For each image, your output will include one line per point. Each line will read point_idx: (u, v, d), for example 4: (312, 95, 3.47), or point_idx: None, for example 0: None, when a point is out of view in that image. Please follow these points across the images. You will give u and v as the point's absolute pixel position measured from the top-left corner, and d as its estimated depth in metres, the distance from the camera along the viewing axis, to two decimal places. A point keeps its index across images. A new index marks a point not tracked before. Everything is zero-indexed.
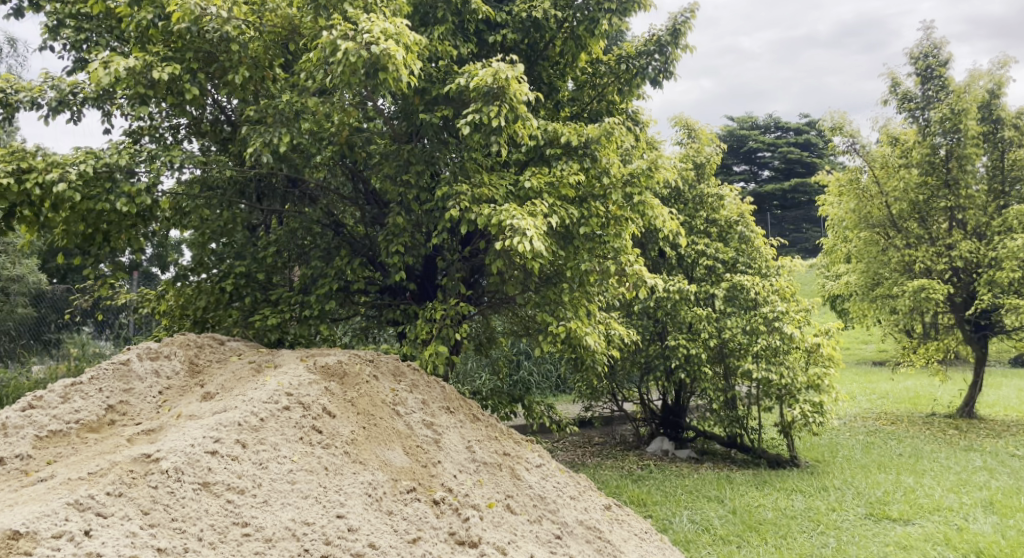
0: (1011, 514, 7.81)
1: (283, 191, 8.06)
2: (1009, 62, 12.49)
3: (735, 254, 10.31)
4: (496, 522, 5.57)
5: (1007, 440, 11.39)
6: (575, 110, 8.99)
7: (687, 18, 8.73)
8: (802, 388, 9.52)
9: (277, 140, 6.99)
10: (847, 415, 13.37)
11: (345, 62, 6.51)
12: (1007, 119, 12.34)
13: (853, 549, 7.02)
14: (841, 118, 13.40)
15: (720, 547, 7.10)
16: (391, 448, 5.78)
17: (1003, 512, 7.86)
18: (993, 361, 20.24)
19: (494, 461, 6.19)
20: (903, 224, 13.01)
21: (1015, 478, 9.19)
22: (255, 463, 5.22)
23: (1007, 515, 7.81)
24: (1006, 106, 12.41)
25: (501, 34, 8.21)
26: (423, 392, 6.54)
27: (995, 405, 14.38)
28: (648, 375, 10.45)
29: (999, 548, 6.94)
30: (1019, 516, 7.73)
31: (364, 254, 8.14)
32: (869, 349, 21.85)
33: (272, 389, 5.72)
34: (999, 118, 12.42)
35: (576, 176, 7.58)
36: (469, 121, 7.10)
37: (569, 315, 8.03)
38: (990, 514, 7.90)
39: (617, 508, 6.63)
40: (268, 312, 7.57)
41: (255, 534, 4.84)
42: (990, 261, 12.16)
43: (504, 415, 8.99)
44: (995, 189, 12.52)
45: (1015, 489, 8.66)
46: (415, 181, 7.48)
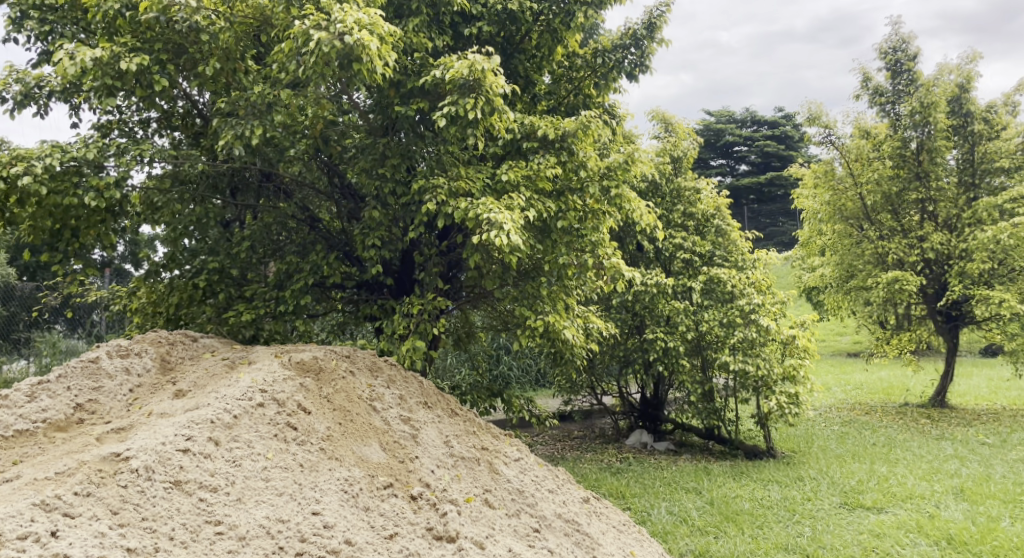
0: (981, 501, 7.90)
1: (257, 185, 7.97)
2: (977, 57, 12.57)
3: (712, 247, 10.37)
4: (474, 516, 5.56)
5: (978, 428, 11.52)
6: (552, 103, 8.95)
7: (663, 12, 8.78)
8: (778, 380, 9.62)
9: (249, 132, 6.90)
10: (822, 406, 13.47)
11: (319, 53, 6.45)
12: (976, 113, 12.45)
13: (828, 538, 7.05)
14: (812, 112, 13.43)
15: (697, 538, 7.12)
16: (368, 444, 5.76)
17: (973, 500, 7.95)
18: (964, 352, 20.43)
19: (472, 456, 6.17)
20: (876, 216, 13.06)
21: (985, 465, 9.30)
22: (228, 460, 5.17)
23: (977, 502, 7.90)
24: (976, 100, 12.51)
25: (477, 25, 8.18)
26: (400, 387, 6.50)
27: (965, 394, 14.56)
28: (627, 367, 10.47)
29: (969, 535, 7.02)
30: (988, 503, 7.82)
31: (340, 249, 8.09)
32: (844, 340, 22.01)
33: (246, 385, 5.66)
34: (969, 111, 12.51)
35: (553, 169, 7.58)
36: (445, 113, 7.08)
37: (547, 308, 8.04)
38: (960, 501, 7.98)
39: (595, 501, 6.64)
40: (242, 308, 7.52)
41: (229, 533, 4.78)
42: (961, 253, 12.25)
43: (483, 410, 9.03)
44: (965, 182, 12.61)
45: (985, 476, 8.75)
46: (391, 174, 7.47)
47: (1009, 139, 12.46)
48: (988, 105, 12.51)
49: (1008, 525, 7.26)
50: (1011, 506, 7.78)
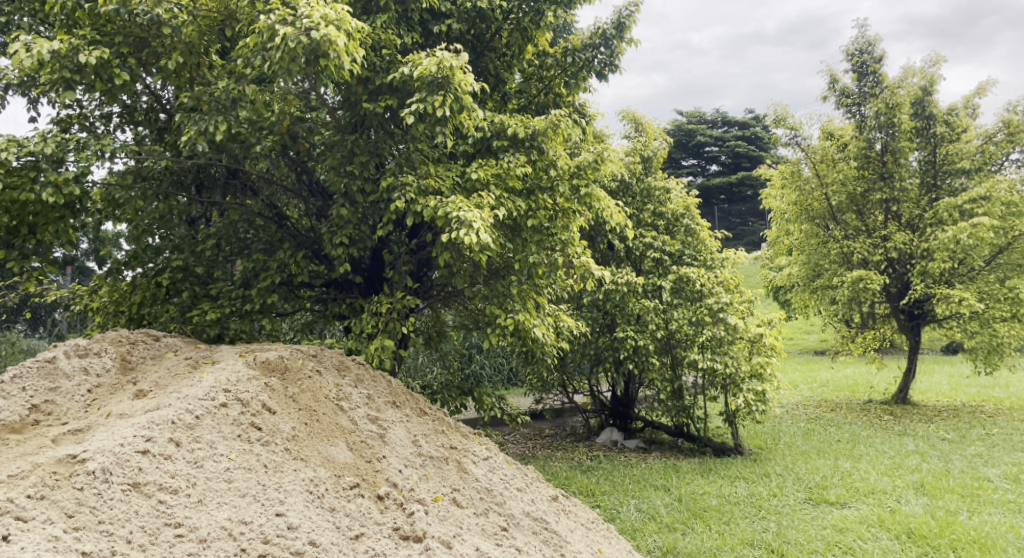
0: (940, 496, 8.00)
1: (223, 182, 7.86)
2: (940, 61, 12.72)
3: (682, 247, 10.39)
4: (441, 516, 5.54)
5: (939, 424, 11.68)
6: (522, 102, 8.94)
7: (632, 12, 8.80)
8: (746, 377, 9.67)
9: (213, 128, 6.82)
10: (789, 403, 13.60)
11: (284, 48, 6.38)
12: (939, 115, 12.54)
13: (793, 533, 7.11)
14: (779, 114, 13.53)
15: (665, 535, 7.14)
16: (334, 444, 5.71)
17: (933, 494, 8.05)
18: (926, 349, 20.72)
19: (440, 455, 6.14)
20: (842, 216, 13.20)
21: (944, 461, 9.43)
22: (189, 461, 5.10)
23: (936, 496, 8.00)
24: (939, 103, 12.61)
25: (446, 23, 8.14)
26: (368, 386, 6.46)
27: (927, 391, 14.77)
28: (598, 366, 10.50)
29: (929, 529, 7.10)
30: (948, 498, 7.92)
31: (309, 247, 8.00)
32: (810, 338, 22.23)
33: (209, 385, 5.59)
34: (932, 114, 12.58)
35: (523, 168, 7.57)
36: (414, 110, 7.03)
37: (517, 307, 8.04)
38: (920, 495, 8.08)
39: (564, 499, 6.64)
40: (206, 307, 7.43)
41: (189, 535, 4.72)
42: (923, 252, 12.40)
43: (454, 408, 9.00)
44: (928, 183, 12.77)
45: (945, 471, 8.87)
46: (359, 171, 7.40)
47: (969, 141, 12.64)
48: (950, 108, 12.63)
49: (966, 519, 7.36)
50: (970, 501, 7.89)
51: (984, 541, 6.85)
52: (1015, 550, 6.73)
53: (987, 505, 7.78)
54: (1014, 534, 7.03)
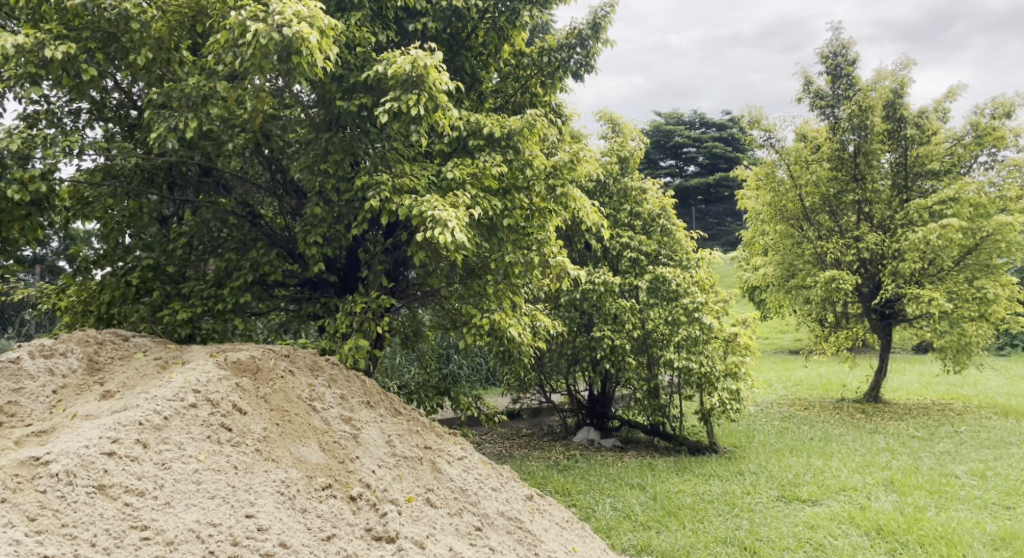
0: (909, 492, 8.07)
1: (196, 180, 7.78)
2: (911, 64, 12.83)
3: (658, 246, 10.40)
4: (415, 516, 5.51)
5: (910, 422, 11.78)
6: (499, 101, 8.94)
7: (607, 12, 8.79)
8: (720, 376, 9.71)
9: (183, 125, 6.75)
10: (764, 401, 13.67)
11: (255, 45, 6.33)
12: (909, 118, 12.60)
13: (765, 530, 7.14)
14: (753, 116, 13.60)
15: (640, 533, 7.15)
16: (306, 444, 5.66)
17: (902, 491, 8.12)
18: (898, 348, 20.93)
19: (414, 455, 6.11)
20: (816, 217, 13.29)
21: (914, 458, 9.52)
22: (157, 463, 5.05)
23: (906, 493, 8.07)
24: (909, 105, 12.67)
25: (421, 22, 8.10)
26: (341, 386, 6.42)
27: (899, 389, 14.92)
28: (575, 365, 10.51)
29: (897, 525, 7.16)
30: (917, 494, 8.00)
31: (282, 245, 7.93)
32: (786, 338, 22.39)
33: (178, 386, 5.54)
34: (903, 117, 12.68)
35: (499, 167, 7.54)
36: (388, 109, 6.99)
37: (493, 307, 8.02)
38: (890, 492, 8.15)
39: (539, 498, 6.62)
40: (178, 307, 7.35)
41: (156, 538, 4.67)
42: (895, 253, 12.52)
43: (430, 408, 8.96)
44: (899, 185, 12.86)
45: (915, 469, 8.95)
46: (334, 170, 7.34)
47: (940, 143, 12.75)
48: (920, 110, 12.67)
49: (934, 515, 7.43)
50: (937, 497, 7.97)
51: (950, 537, 6.92)
52: (980, 545, 6.81)
53: (955, 501, 7.86)
54: (980, 530, 7.11)
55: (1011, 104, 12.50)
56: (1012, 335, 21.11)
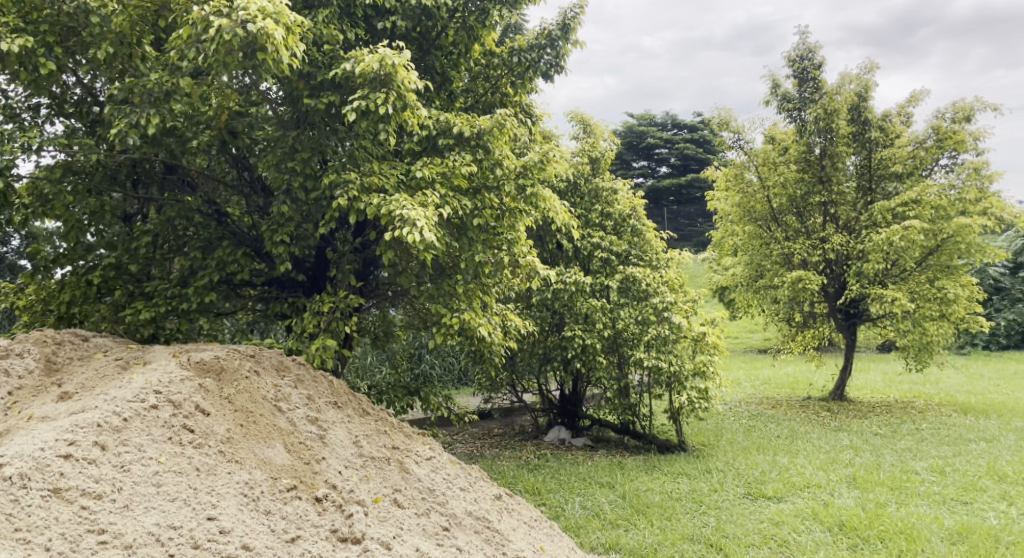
0: (871, 489, 8.17)
1: (160, 177, 7.67)
2: (875, 67, 12.96)
3: (628, 247, 10.42)
4: (381, 517, 5.47)
5: (873, 420, 11.92)
6: (470, 101, 8.91)
7: (577, 13, 8.79)
8: (689, 375, 9.71)
9: (145, 121, 6.66)
10: (732, 400, 13.76)
11: (219, 41, 6.26)
12: (873, 121, 12.79)
13: (731, 527, 7.18)
14: (723, 118, 13.69)
15: (608, 531, 7.16)
16: (271, 445, 5.60)
17: (864, 487, 8.21)
18: (863, 347, 21.18)
19: (382, 456, 6.06)
20: (783, 218, 13.39)
21: (877, 455, 9.63)
22: (115, 465, 4.98)
23: (868, 489, 8.16)
24: (874, 109, 12.85)
25: (390, 20, 8.04)
26: (308, 387, 6.36)
27: (863, 387, 15.10)
28: (547, 365, 10.50)
29: (859, 520, 7.24)
30: (878, 490, 8.09)
31: (249, 244, 7.83)
32: (755, 337, 22.56)
33: (139, 387, 5.47)
34: (867, 120, 12.83)
35: (468, 166, 7.52)
36: (356, 107, 6.93)
37: (463, 307, 7.98)
38: (853, 488, 8.24)
39: (508, 498, 6.61)
40: (140, 307, 7.24)
41: (113, 541, 4.60)
42: (860, 254, 12.67)
43: (400, 408, 8.92)
44: (863, 187, 13.07)
45: (877, 465, 9.05)
46: (301, 168, 7.27)
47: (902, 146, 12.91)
48: (884, 114, 12.88)
49: (895, 511, 7.52)
50: (898, 493, 8.06)
51: (909, 532, 6.99)
52: (938, 540, 6.88)
53: (915, 497, 7.95)
54: (938, 525, 7.19)
55: (971, 108, 12.62)
56: (971, 334, 21.48)
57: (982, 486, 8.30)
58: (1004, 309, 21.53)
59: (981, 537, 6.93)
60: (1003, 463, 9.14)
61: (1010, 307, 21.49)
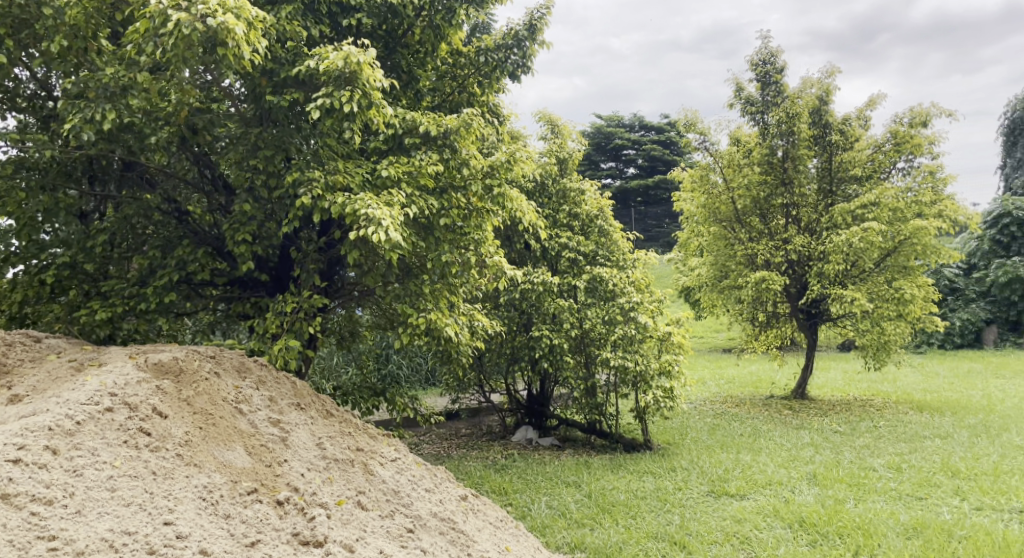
0: (831, 485, 8.23)
1: (118, 174, 7.53)
2: (835, 72, 13.08)
3: (595, 247, 10.41)
4: (345, 519, 5.38)
5: (832, 418, 12.03)
6: (436, 100, 8.83)
7: (544, 14, 8.76)
8: (655, 374, 9.72)
9: (99, 116, 6.54)
10: (698, 399, 13.82)
11: (178, 36, 6.14)
12: (834, 124, 12.90)
13: (694, 525, 7.19)
14: (689, 119, 13.75)
15: (574, 531, 7.13)
16: (231, 448, 5.49)
17: (824, 484, 8.27)
18: (825, 347, 21.40)
19: (346, 457, 5.97)
20: (746, 219, 13.47)
21: (837, 452, 9.70)
22: (68, 469, 4.87)
23: (827, 486, 8.22)
24: (834, 113, 12.96)
25: (355, 17, 7.95)
26: (270, 388, 6.25)
27: (824, 386, 15.25)
28: (514, 365, 10.46)
29: (819, 517, 7.28)
30: (837, 487, 8.15)
31: (210, 243, 7.68)
32: (719, 337, 22.71)
33: (93, 390, 5.35)
34: (828, 123, 12.94)
35: (435, 165, 7.44)
36: (320, 105, 6.83)
37: (429, 307, 7.91)
38: (813, 485, 8.29)
39: (473, 499, 6.54)
40: (96, 307, 7.10)
41: (64, 548, 4.49)
42: (821, 254, 12.80)
43: (366, 409, 8.83)
44: (824, 189, 13.18)
45: (836, 462, 9.12)
46: (263, 166, 7.15)
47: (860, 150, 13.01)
48: (844, 117, 13.00)
49: (853, 507, 7.58)
50: (856, 489, 8.13)
51: (867, 528, 7.05)
52: (894, 535, 6.93)
53: (872, 493, 8.02)
54: (894, 520, 7.25)
55: (928, 113, 12.74)
56: (928, 334, 21.81)
57: (937, 482, 8.39)
58: (958, 308, 21.82)
59: (935, 532, 6.99)
60: (957, 459, 9.25)
61: (964, 307, 21.78)
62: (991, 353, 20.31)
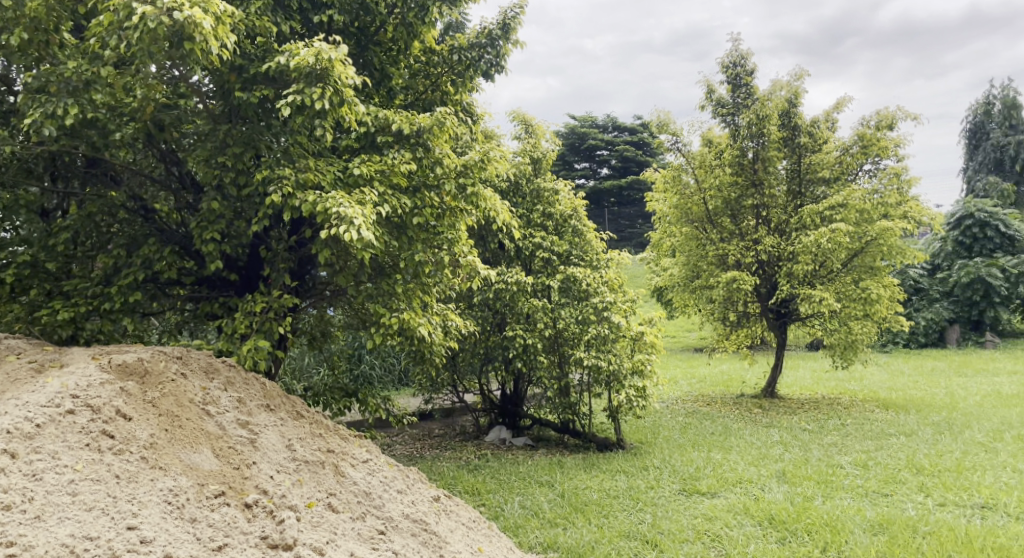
0: (799, 483, 8.26)
1: (82, 171, 7.38)
2: (803, 75, 13.14)
3: (569, 247, 10.38)
4: (314, 522, 5.29)
5: (801, 416, 12.09)
6: (409, 98, 8.75)
7: (517, 14, 8.73)
8: (628, 373, 9.71)
9: (61, 110, 6.41)
10: (670, 398, 13.84)
11: (143, 30, 6.02)
12: (803, 127, 12.95)
13: (666, 523, 7.18)
14: (661, 120, 13.76)
15: (546, 530, 7.09)
16: (198, 451, 5.39)
17: (793, 481, 8.30)
18: (794, 346, 21.56)
19: (316, 459, 5.88)
20: (718, 219, 13.52)
21: (805, 450, 9.74)
22: (26, 474, 4.79)
23: (796, 483, 8.25)
24: (803, 115, 13.00)
25: (327, 14, 7.85)
26: (238, 389, 6.15)
27: (793, 385, 15.35)
28: (488, 365, 10.40)
29: (788, 514, 7.29)
30: (806, 485, 8.18)
31: (178, 242, 7.54)
32: (691, 336, 22.81)
33: (54, 392, 5.24)
34: (797, 126, 12.99)
35: (408, 164, 7.35)
36: (290, 101, 6.72)
37: (402, 306, 7.83)
38: (782, 483, 8.32)
39: (446, 499, 6.47)
40: (58, 307, 6.95)
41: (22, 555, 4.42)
42: (790, 255, 12.89)
43: (337, 410, 8.74)
44: (793, 191, 13.24)
45: (805, 460, 9.16)
46: (232, 163, 7.02)
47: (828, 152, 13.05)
48: (813, 119, 13.05)
49: (821, 504, 7.61)
50: (824, 487, 8.16)
51: (834, 524, 7.07)
52: (861, 531, 6.95)
53: (839, 490, 8.05)
54: (861, 516, 7.28)
55: (893, 116, 12.83)
56: (894, 334, 22.04)
57: (902, 478, 8.45)
58: (921, 308, 22.04)
59: (899, 528, 7.02)
60: (921, 456, 9.33)
61: (927, 307, 22.01)
62: (954, 352, 20.53)
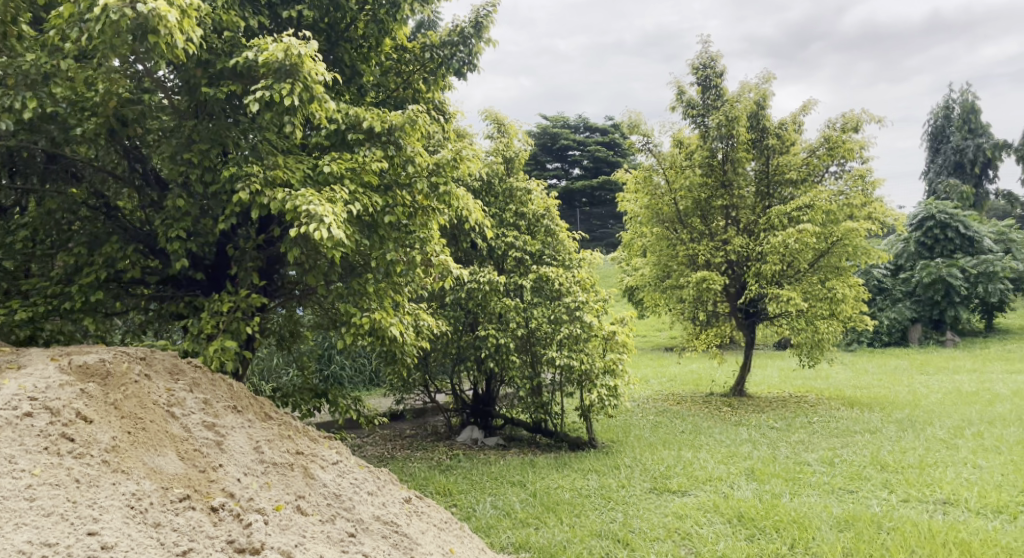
0: (768, 480, 8.27)
1: (42, 167, 7.21)
2: (772, 77, 13.20)
3: (542, 246, 10.32)
4: (282, 525, 5.18)
5: (769, 414, 12.13)
6: (381, 96, 8.63)
7: (489, 12, 8.66)
8: (599, 373, 9.68)
9: (20, 103, 6.30)
10: (641, 397, 13.84)
11: (105, 22, 5.88)
12: (770, 129, 13.00)
13: (637, 522, 7.14)
14: (633, 121, 13.73)
15: (518, 530, 7.03)
16: (162, 454, 5.26)
17: (762, 479, 8.30)
18: (763, 345, 21.69)
19: (285, 461, 5.77)
20: (688, 220, 13.54)
21: (775, 448, 9.76)
22: None
23: (765, 480, 8.26)
24: (770, 117, 13.04)
25: (296, 9, 7.73)
26: (204, 391, 6.02)
27: (762, 383, 15.43)
28: (460, 364, 10.32)
29: (756, 512, 7.28)
30: (774, 482, 8.19)
31: (142, 241, 7.38)
32: (662, 336, 22.88)
33: (11, 396, 5.10)
34: (765, 128, 13.01)
35: (379, 162, 7.25)
36: (259, 97, 6.60)
37: (373, 305, 7.73)
38: (751, 480, 8.32)
39: (417, 501, 6.37)
40: (16, 306, 6.78)
41: None
42: (758, 255, 12.96)
43: (307, 411, 8.62)
44: (761, 192, 13.31)
45: (773, 458, 9.17)
46: (198, 160, 6.88)
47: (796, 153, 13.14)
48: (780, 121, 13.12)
49: (789, 501, 7.62)
50: (791, 484, 8.17)
51: (802, 521, 7.07)
52: (828, 528, 6.96)
53: (806, 487, 8.06)
54: (828, 513, 7.29)
55: (859, 118, 12.93)
56: (859, 333, 22.25)
57: (867, 475, 8.48)
58: (886, 308, 22.24)
59: (865, 524, 7.03)
60: (886, 453, 9.38)
61: (892, 306, 22.22)
62: (918, 350, 20.78)
